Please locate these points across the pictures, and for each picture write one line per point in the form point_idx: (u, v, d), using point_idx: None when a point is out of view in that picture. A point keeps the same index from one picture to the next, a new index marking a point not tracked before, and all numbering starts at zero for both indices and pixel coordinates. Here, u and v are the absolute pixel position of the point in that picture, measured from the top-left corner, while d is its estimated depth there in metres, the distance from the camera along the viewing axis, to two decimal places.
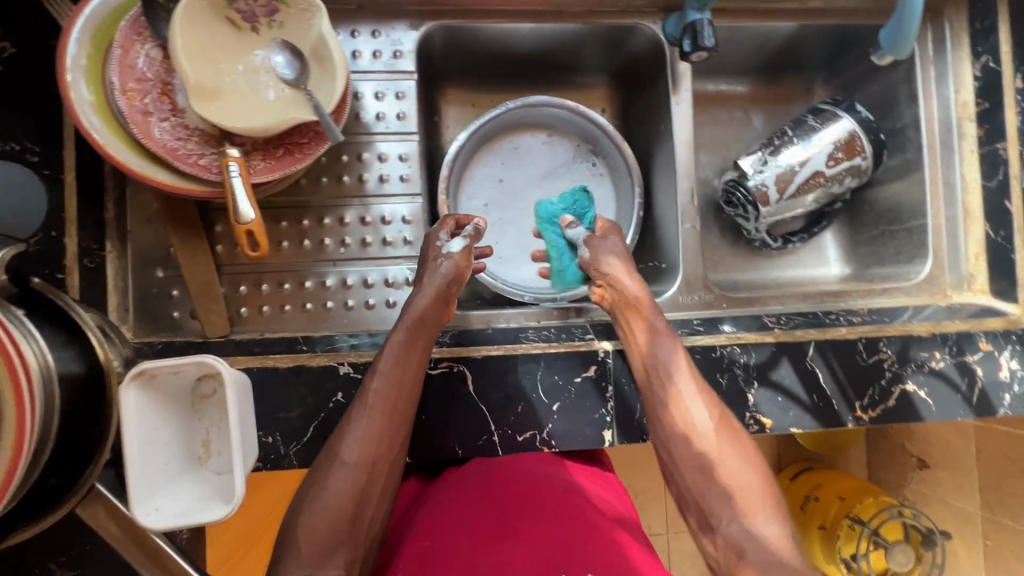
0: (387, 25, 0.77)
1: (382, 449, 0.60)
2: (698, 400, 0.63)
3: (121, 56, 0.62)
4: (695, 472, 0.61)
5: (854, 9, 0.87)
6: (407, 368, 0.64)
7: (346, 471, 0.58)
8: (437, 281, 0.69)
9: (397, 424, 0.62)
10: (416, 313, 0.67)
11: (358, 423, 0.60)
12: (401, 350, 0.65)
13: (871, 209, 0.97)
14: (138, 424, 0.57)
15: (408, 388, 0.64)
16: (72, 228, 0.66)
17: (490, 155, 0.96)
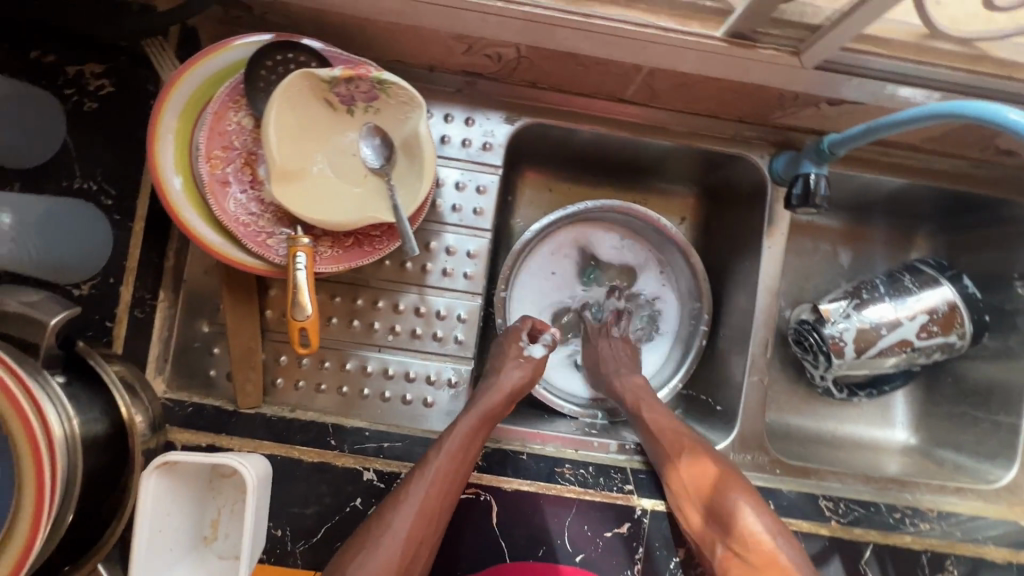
0: (482, 113, 0.74)
1: (429, 528, 0.60)
2: (684, 450, 0.67)
3: (213, 121, 0.60)
4: (690, 510, 0.64)
5: (981, 177, 0.81)
6: (470, 452, 0.64)
7: (395, 544, 0.58)
8: (514, 378, 0.71)
9: (447, 507, 0.61)
10: (488, 402, 0.68)
11: (410, 495, 0.60)
12: (469, 435, 0.65)
13: (955, 383, 0.88)
14: (152, 512, 0.55)
15: (464, 474, 0.63)
16: (131, 277, 0.64)
17: (557, 244, 0.89)
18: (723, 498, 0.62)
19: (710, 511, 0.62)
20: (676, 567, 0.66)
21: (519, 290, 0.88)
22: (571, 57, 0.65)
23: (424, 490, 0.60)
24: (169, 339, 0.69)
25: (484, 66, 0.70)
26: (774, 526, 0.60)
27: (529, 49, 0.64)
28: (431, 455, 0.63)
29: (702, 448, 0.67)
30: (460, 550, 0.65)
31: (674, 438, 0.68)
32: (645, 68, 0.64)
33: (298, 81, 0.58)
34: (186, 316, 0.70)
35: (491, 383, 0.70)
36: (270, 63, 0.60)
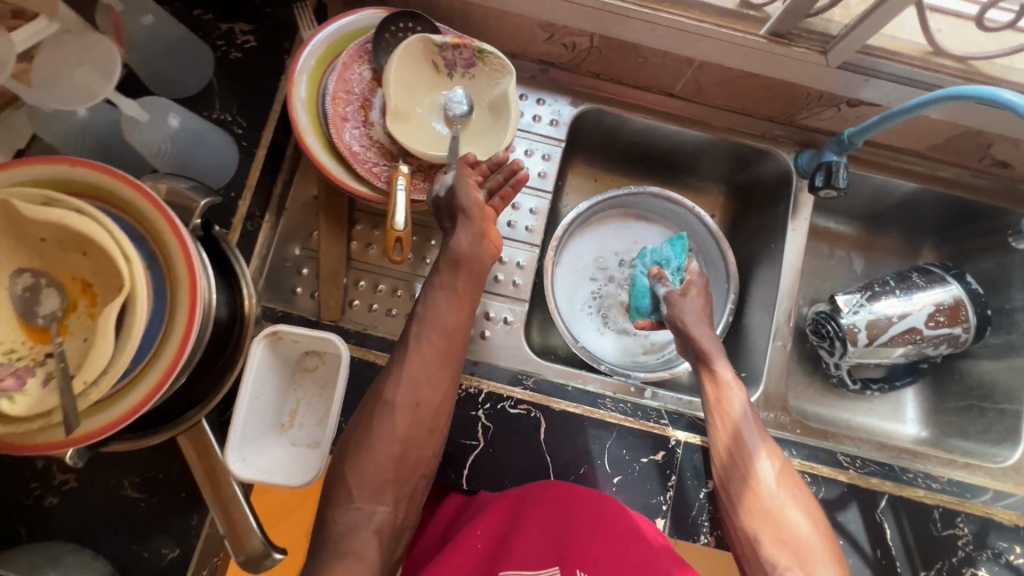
0: (552, 97, 0.87)
1: (424, 395, 0.65)
2: (766, 459, 0.68)
3: (341, 70, 0.73)
4: (753, 516, 0.65)
5: (980, 188, 0.92)
6: (446, 313, 0.68)
7: (393, 411, 0.64)
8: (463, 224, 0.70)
9: (433, 372, 0.66)
10: (449, 257, 0.70)
11: (401, 367, 0.65)
12: (440, 296, 0.68)
13: (962, 379, 0.95)
14: (254, 376, 0.62)
15: (450, 338, 0.67)
16: (247, 194, 0.75)
17: (603, 226, 1.01)
18: (784, 515, 0.64)
19: (766, 513, 0.65)
20: (705, 497, 0.71)
21: (565, 259, 0.98)
22: (633, 49, 0.79)
23: (410, 358, 0.65)
24: (267, 256, 0.79)
25: (558, 56, 0.84)
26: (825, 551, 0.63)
27: (601, 39, 0.78)
28: (409, 328, 0.67)
29: (783, 468, 0.68)
30: (509, 460, 0.71)
31: (747, 439, 0.69)
32: (695, 62, 0.78)
33: (416, 44, 0.72)
34: (282, 240, 0.81)
35: (448, 241, 0.71)
36: (393, 29, 0.74)
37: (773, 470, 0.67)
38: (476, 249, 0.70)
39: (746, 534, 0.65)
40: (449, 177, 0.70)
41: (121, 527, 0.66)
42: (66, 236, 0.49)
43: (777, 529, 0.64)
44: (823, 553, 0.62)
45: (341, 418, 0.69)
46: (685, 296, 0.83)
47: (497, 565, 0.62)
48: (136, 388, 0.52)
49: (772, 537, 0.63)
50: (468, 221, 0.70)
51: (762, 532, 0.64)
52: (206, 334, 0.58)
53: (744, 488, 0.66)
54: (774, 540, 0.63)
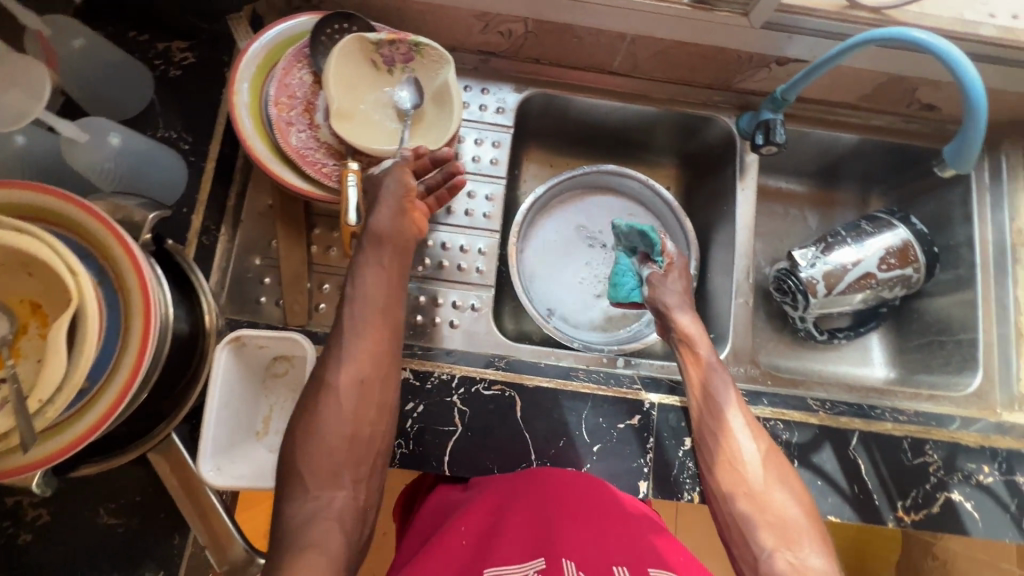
0: (495, 85, 0.89)
1: (371, 369, 0.60)
2: (749, 436, 0.65)
3: (282, 76, 0.74)
4: (739, 499, 0.61)
5: (914, 133, 0.96)
6: (382, 288, 0.64)
7: (336, 392, 0.58)
8: (390, 195, 0.67)
9: (380, 347, 0.62)
10: (380, 231, 0.66)
11: (341, 347, 0.60)
12: (376, 273, 0.64)
13: (921, 317, 0.98)
14: (222, 386, 0.62)
15: (387, 315, 0.63)
16: (201, 207, 0.75)
17: (582, 208, 1.02)
18: (771, 496, 0.60)
19: (752, 495, 0.61)
20: (684, 455, 0.73)
21: (543, 241, 1.00)
22: (567, 30, 0.81)
23: (349, 339, 0.60)
24: (227, 268, 0.79)
25: (496, 44, 0.86)
26: (818, 537, 0.58)
27: (534, 23, 0.80)
28: (344, 309, 0.63)
29: (768, 448, 0.65)
30: (488, 441, 0.71)
31: (726, 415, 0.67)
32: (628, 36, 0.81)
33: (352, 43, 0.73)
34: (242, 252, 0.80)
35: (369, 218, 0.66)
36: (329, 32, 0.75)
37: (758, 451, 0.64)
38: (399, 225, 0.66)
39: (733, 520, 0.60)
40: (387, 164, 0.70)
41: (102, 556, 0.65)
42: (8, 255, 0.49)
43: (763, 513, 0.59)
44: (812, 535, 0.58)
45: None
46: (667, 277, 0.82)
47: (482, 560, 0.57)
48: (96, 404, 0.51)
49: (760, 520, 0.59)
50: (390, 199, 0.67)
51: (747, 515, 0.60)
52: (164, 351, 0.57)
53: (727, 470, 0.63)
54: (762, 523, 0.59)
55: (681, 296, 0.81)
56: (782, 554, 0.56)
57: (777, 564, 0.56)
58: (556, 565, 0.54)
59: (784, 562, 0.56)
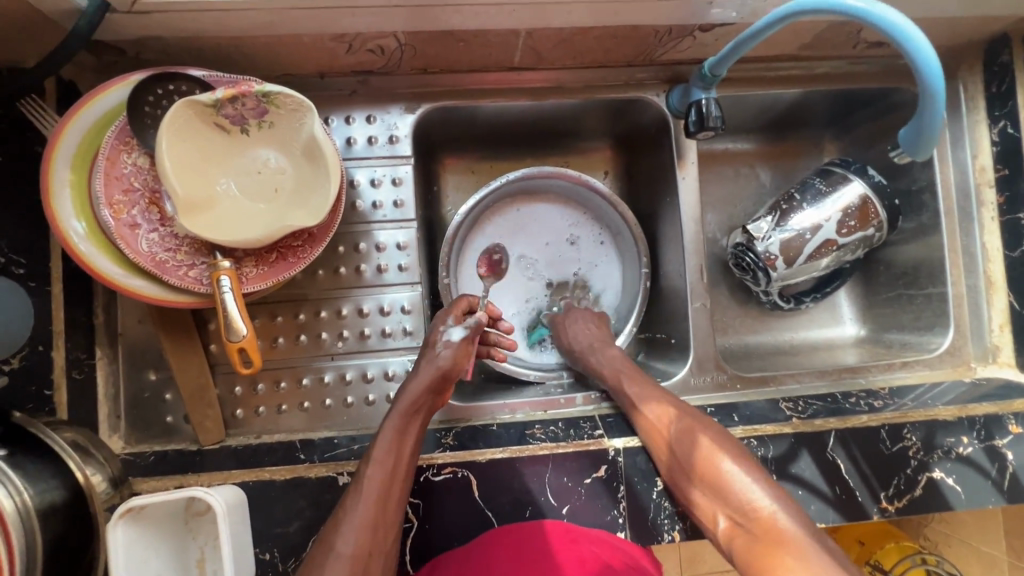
0: (382, 109, 0.75)
1: (378, 540, 0.57)
2: (660, 411, 0.68)
3: (107, 167, 0.59)
4: (681, 478, 0.65)
5: (863, 72, 0.85)
6: (401, 457, 0.62)
7: (342, 565, 0.54)
8: (432, 370, 0.66)
9: (391, 513, 0.59)
10: (410, 399, 0.65)
11: (355, 512, 0.57)
12: (396, 440, 0.62)
13: (887, 269, 0.92)
14: (125, 565, 0.54)
15: (400, 486, 0.60)
16: (60, 340, 0.63)
17: (525, 225, 0.91)
18: (699, 459, 0.63)
19: (686, 466, 0.64)
20: (659, 496, 0.68)
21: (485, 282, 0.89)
22: (448, 36, 0.67)
23: (366, 504, 0.58)
24: (117, 394, 0.69)
25: (372, 63, 0.71)
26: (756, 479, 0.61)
27: (407, 35, 0.66)
28: (362, 471, 0.60)
29: (685, 413, 0.68)
30: (446, 528, 0.66)
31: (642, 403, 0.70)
32: (522, 31, 0.67)
33: (183, 111, 0.58)
34: (130, 368, 0.70)
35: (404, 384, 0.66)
36: (152, 98, 0.60)
37: (680, 425, 0.66)
38: (434, 401, 0.67)
39: (688, 498, 0.64)
40: (456, 331, 0.69)
41: None
42: None
43: (700, 481, 0.63)
44: (749, 480, 0.61)
45: (255, 550, 0.62)
46: (568, 318, 0.84)
47: None
48: None
49: (699, 487, 0.63)
50: (437, 373, 0.66)
51: (693, 491, 0.64)
52: (36, 544, 0.49)
53: (661, 455, 0.67)
54: (702, 490, 0.63)
55: (585, 333, 0.81)
56: (727, 516, 0.60)
57: (726, 527, 0.60)
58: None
59: (729, 522, 0.60)
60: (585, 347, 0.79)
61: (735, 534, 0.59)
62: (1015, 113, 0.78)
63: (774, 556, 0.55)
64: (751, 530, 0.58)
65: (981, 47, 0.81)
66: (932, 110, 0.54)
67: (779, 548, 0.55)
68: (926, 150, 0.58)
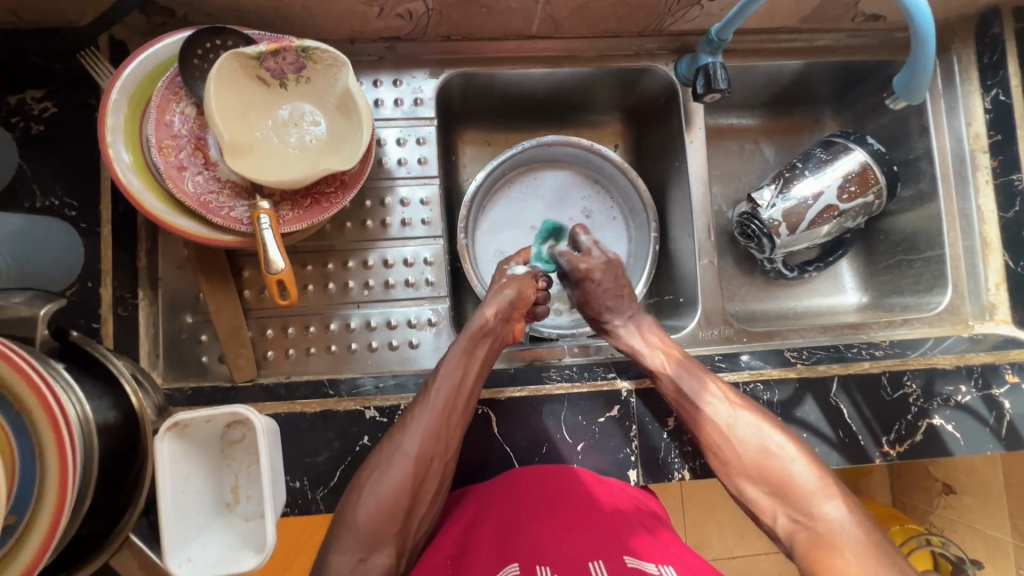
0: (408, 74, 0.81)
1: (439, 448, 0.62)
2: (724, 409, 0.68)
3: (158, 114, 0.64)
4: (741, 472, 0.66)
5: (861, 46, 0.90)
6: (467, 373, 0.67)
7: (407, 463, 0.60)
8: (503, 303, 0.72)
9: (453, 425, 0.64)
10: (480, 327, 0.70)
11: (420, 418, 0.63)
12: (463, 358, 0.68)
13: (887, 237, 0.95)
14: (171, 479, 0.57)
15: (465, 400, 0.65)
16: (108, 278, 0.68)
17: (539, 194, 0.96)
18: (765, 462, 0.65)
19: (748, 464, 0.65)
20: (669, 435, 0.72)
21: (507, 247, 0.94)
22: None
23: (431, 412, 0.63)
24: (157, 334, 0.73)
25: (399, 28, 0.77)
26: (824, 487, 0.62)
27: None
28: (430, 383, 0.65)
29: (749, 413, 0.68)
30: (466, 458, 0.71)
31: (697, 401, 0.69)
32: None
33: (229, 62, 0.63)
34: (168, 312, 0.74)
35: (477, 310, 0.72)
36: (201, 52, 0.65)
37: (739, 422, 0.67)
38: (503, 332, 0.72)
39: (746, 494, 0.66)
40: (520, 268, 0.77)
41: None
42: None
43: (764, 479, 0.64)
44: (819, 488, 0.62)
45: (286, 478, 0.66)
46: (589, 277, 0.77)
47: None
48: (27, 542, 0.47)
49: (763, 485, 0.64)
50: (505, 304, 0.72)
51: (749, 487, 0.65)
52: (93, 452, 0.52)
53: (718, 449, 0.67)
54: (765, 488, 0.64)
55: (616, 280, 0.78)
56: (787, 514, 0.62)
57: (786, 524, 0.62)
58: (529, 570, 0.55)
59: (790, 520, 0.62)
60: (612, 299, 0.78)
61: (794, 532, 0.61)
62: (1006, 81, 0.82)
63: (828, 562, 0.56)
64: (812, 529, 0.60)
65: (973, 20, 0.85)
66: (923, 60, 0.63)
67: (839, 551, 0.56)
68: (918, 96, 0.67)
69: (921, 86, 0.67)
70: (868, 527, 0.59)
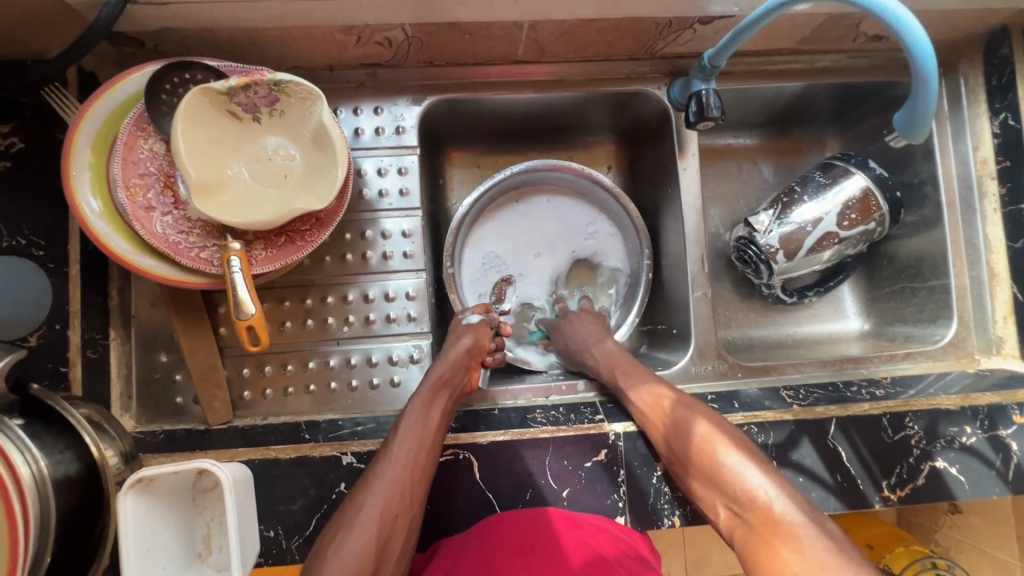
0: (389, 101, 0.78)
1: (404, 504, 0.60)
2: (670, 407, 0.67)
3: (125, 152, 0.61)
4: (685, 468, 0.64)
5: (864, 67, 0.86)
6: (429, 423, 0.65)
7: (370, 522, 0.57)
8: (460, 351, 0.71)
9: (419, 480, 0.62)
10: (438, 374, 0.69)
11: (381, 475, 0.60)
12: (423, 409, 0.65)
13: (890, 262, 0.92)
14: (133, 535, 0.56)
15: (427, 453, 0.63)
16: (76, 319, 0.66)
17: (529, 219, 0.92)
18: (703, 454, 0.62)
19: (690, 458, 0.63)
20: (658, 481, 0.69)
21: (507, 246, 0.91)
22: (453, 28, 0.69)
23: (391, 469, 0.60)
24: (131, 374, 0.72)
25: (379, 56, 0.74)
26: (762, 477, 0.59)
27: (413, 27, 0.68)
28: (391, 438, 0.63)
29: (692, 412, 0.66)
30: (442, 510, 0.67)
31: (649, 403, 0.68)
32: (525, 24, 0.69)
33: (198, 99, 0.60)
34: (143, 350, 0.73)
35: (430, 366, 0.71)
36: (169, 87, 0.62)
37: (668, 412, 0.66)
38: (460, 382, 0.71)
39: (686, 481, 0.64)
40: (474, 317, 0.77)
41: None
42: None
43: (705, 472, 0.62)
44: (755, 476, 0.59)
45: (260, 527, 0.63)
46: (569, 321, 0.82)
47: None
48: None
49: (707, 480, 0.62)
50: (462, 354, 0.71)
51: (694, 484, 0.63)
52: (49, 512, 0.51)
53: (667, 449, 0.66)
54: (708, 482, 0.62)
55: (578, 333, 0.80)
56: (726, 505, 0.60)
57: (726, 515, 0.60)
58: None
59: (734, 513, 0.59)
60: (583, 344, 0.79)
61: (737, 524, 0.59)
62: (1016, 105, 0.78)
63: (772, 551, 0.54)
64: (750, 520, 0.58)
65: (981, 39, 0.81)
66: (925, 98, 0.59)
67: (778, 539, 0.54)
68: (920, 134, 0.64)
69: (923, 124, 0.63)
70: (809, 507, 0.57)
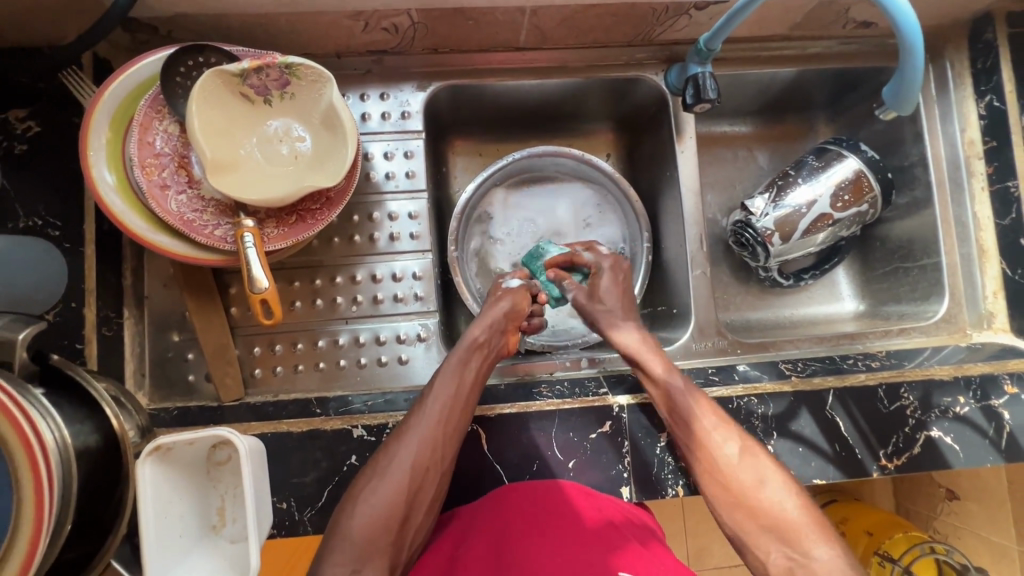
0: (395, 87, 0.80)
1: (435, 458, 0.62)
2: (719, 433, 0.65)
3: (141, 133, 0.63)
4: (730, 504, 0.62)
5: (854, 53, 0.89)
6: (463, 381, 0.67)
7: (402, 473, 0.59)
8: (497, 314, 0.73)
9: (450, 436, 0.63)
10: (478, 334, 0.71)
11: (416, 428, 0.62)
12: (458, 368, 0.68)
13: (882, 244, 0.94)
14: (151, 504, 0.56)
15: (461, 409, 0.65)
16: (92, 298, 0.67)
17: (531, 205, 0.95)
18: (755, 496, 0.61)
19: (739, 495, 0.62)
20: (662, 451, 0.70)
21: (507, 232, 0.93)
22: (457, 13, 0.71)
23: (427, 423, 0.63)
24: (144, 353, 0.73)
25: (385, 42, 0.76)
26: (817, 530, 0.59)
27: (419, 12, 0.70)
28: (426, 396, 0.65)
29: (744, 446, 0.65)
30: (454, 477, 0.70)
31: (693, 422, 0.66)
32: (527, 9, 0.72)
33: (212, 80, 0.62)
34: (156, 330, 0.74)
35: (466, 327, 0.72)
36: (183, 69, 0.64)
37: (713, 439, 0.65)
38: (496, 343, 0.72)
39: (727, 520, 0.62)
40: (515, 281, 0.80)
41: None
42: None
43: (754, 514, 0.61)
44: (808, 527, 0.59)
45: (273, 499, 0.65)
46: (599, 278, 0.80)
47: None
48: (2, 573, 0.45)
49: (756, 523, 0.60)
50: (499, 316, 0.73)
51: (739, 522, 0.61)
52: (72, 480, 0.51)
53: (711, 478, 0.64)
54: (756, 523, 0.60)
55: (614, 295, 0.79)
56: (781, 552, 0.58)
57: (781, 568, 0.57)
58: None
59: (785, 562, 0.57)
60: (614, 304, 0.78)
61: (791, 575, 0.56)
62: (1000, 87, 0.81)
63: None
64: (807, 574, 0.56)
65: (965, 25, 0.84)
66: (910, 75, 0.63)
67: None
68: (907, 107, 0.67)
69: (911, 98, 0.66)
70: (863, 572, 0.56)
